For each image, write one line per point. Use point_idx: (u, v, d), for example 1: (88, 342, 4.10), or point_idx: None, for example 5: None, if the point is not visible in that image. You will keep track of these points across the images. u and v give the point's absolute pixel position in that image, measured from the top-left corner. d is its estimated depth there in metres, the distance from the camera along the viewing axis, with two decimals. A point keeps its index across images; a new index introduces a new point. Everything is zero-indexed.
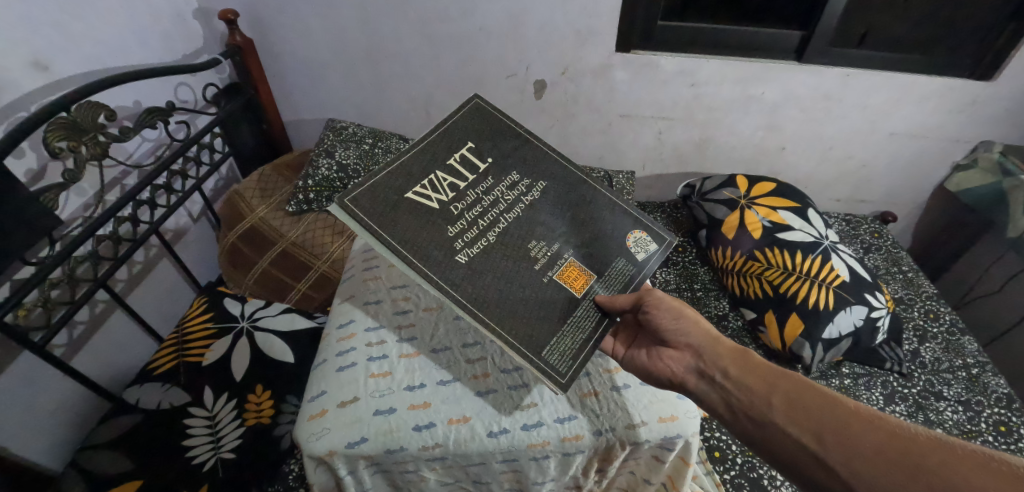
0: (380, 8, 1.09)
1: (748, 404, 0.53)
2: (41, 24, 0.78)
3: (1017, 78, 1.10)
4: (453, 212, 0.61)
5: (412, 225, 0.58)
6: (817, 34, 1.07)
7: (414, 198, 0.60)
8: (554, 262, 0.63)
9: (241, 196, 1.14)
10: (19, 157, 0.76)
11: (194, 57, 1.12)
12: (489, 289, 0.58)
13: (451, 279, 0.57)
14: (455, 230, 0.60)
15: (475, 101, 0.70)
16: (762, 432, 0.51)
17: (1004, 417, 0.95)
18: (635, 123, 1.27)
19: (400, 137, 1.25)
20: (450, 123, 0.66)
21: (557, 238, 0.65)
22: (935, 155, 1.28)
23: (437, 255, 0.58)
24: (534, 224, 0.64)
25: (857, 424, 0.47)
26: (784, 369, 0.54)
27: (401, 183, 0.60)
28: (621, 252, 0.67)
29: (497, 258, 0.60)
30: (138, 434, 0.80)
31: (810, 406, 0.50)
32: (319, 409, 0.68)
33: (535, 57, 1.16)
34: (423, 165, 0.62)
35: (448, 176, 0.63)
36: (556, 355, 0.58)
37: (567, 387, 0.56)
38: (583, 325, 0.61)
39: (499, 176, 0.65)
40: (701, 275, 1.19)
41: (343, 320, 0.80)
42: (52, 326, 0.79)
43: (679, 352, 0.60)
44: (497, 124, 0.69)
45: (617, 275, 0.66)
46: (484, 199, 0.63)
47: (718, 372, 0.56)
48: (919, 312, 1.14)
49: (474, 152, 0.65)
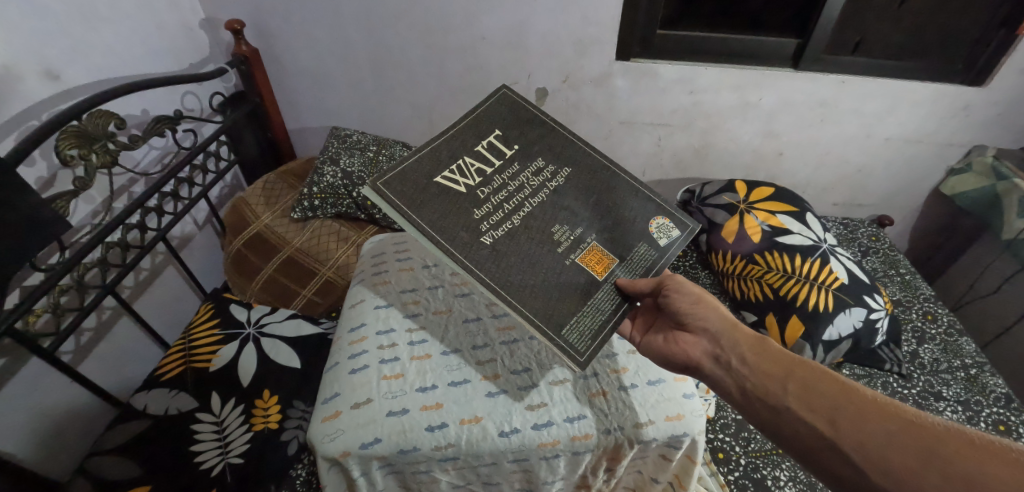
0: (385, 19, 1.12)
1: (763, 389, 0.54)
2: (52, 34, 0.80)
3: (1008, 85, 1.13)
4: (479, 195, 0.63)
5: (439, 208, 0.61)
6: (812, 42, 1.10)
7: (443, 181, 0.62)
8: (576, 246, 0.64)
9: (246, 204, 1.16)
10: (30, 165, 0.77)
11: (199, 66, 1.14)
12: (509, 274, 0.60)
13: (476, 260, 0.59)
14: (481, 213, 0.62)
15: (503, 92, 0.73)
16: (775, 416, 0.52)
17: (1004, 417, 0.96)
18: (635, 130, 1.29)
19: (403, 144, 1.27)
20: (477, 113, 0.69)
21: (580, 224, 0.66)
22: (929, 159, 1.30)
23: (464, 236, 0.60)
24: (555, 212, 0.66)
25: (871, 411, 0.48)
26: (800, 357, 0.56)
27: (431, 167, 0.63)
28: (643, 238, 0.68)
29: (517, 247, 0.62)
30: (146, 440, 0.80)
31: (825, 391, 0.51)
32: (333, 410, 0.69)
33: (536, 66, 1.18)
34: (451, 152, 0.65)
35: (475, 162, 0.65)
36: (576, 335, 0.59)
37: (585, 366, 0.57)
38: (603, 308, 0.61)
39: (525, 162, 0.68)
40: (702, 279, 1.21)
41: (355, 323, 0.81)
42: (63, 332, 0.79)
43: (695, 336, 0.61)
44: (524, 113, 0.71)
45: (638, 260, 0.66)
46: (510, 184, 0.65)
47: (735, 357, 0.57)
48: (917, 314, 1.16)
49: (500, 140, 0.68)
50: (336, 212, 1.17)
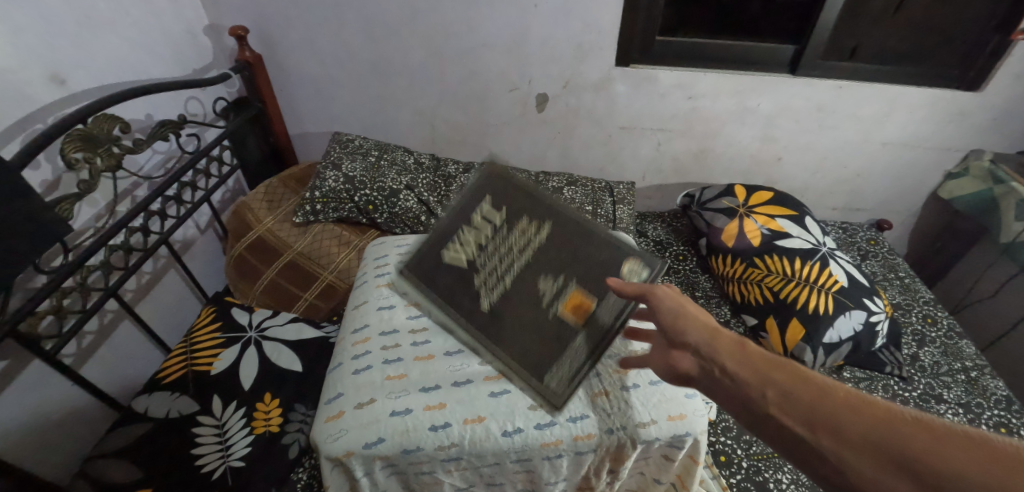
0: (387, 26, 1.13)
1: (748, 399, 0.49)
2: (58, 39, 0.80)
3: (1004, 89, 1.14)
4: (478, 264, 0.65)
5: (449, 282, 0.65)
6: (809, 48, 1.11)
7: (449, 259, 0.65)
8: (556, 293, 0.63)
9: (248, 208, 1.15)
10: (35, 169, 0.78)
11: (203, 72, 1.15)
12: (502, 331, 0.63)
13: (478, 324, 0.63)
14: (481, 280, 0.65)
15: (493, 161, 0.70)
16: (763, 428, 0.47)
17: (1005, 419, 0.96)
18: (636, 135, 1.30)
19: (405, 150, 1.29)
20: (472, 182, 0.67)
21: (563, 271, 0.64)
22: (927, 164, 1.32)
23: (468, 303, 0.64)
24: (540, 265, 0.64)
25: (861, 416, 0.43)
26: (783, 358, 0.51)
27: (437, 245, 0.67)
28: (615, 283, 0.63)
29: (514, 299, 0.64)
30: (147, 443, 0.80)
31: (812, 397, 0.46)
32: (337, 410, 0.69)
33: (537, 72, 1.20)
34: (453, 223, 0.67)
35: (474, 231, 0.66)
36: (554, 381, 0.61)
37: (559, 412, 0.60)
38: (576, 353, 0.61)
39: (513, 222, 0.65)
40: (702, 283, 1.20)
41: (357, 324, 0.81)
42: (65, 334, 0.79)
43: (674, 347, 0.57)
44: (513, 179, 0.67)
45: (612, 304, 0.62)
46: (503, 248, 0.65)
47: (716, 366, 0.52)
48: (917, 317, 1.16)
49: (491, 206, 0.66)
50: (338, 216, 1.15)
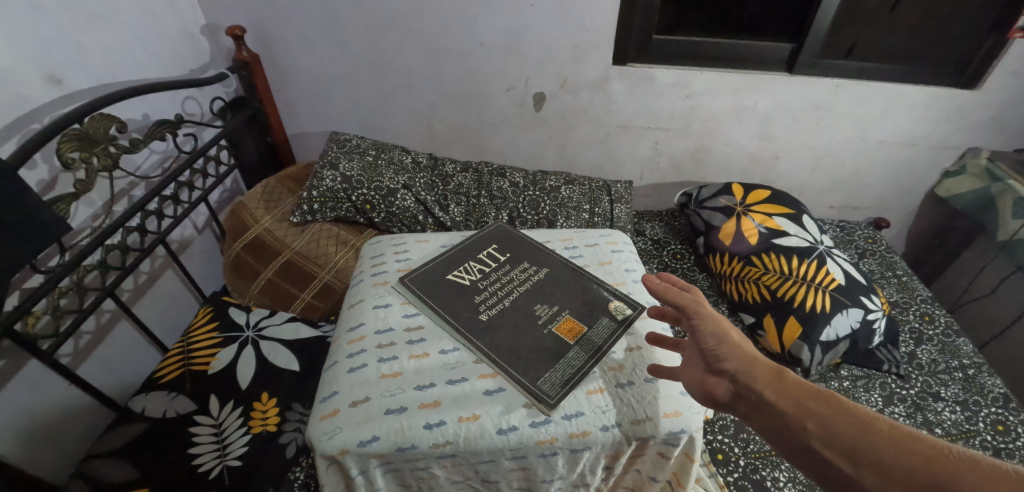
0: (385, 26, 1.13)
1: (787, 430, 0.49)
2: (54, 39, 0.80)
3: (1001, 87, 1.14)
4: (478, 286, 0.85)
5: (448, 296, 0.83)
6: (806, 47, 1.12)
7: (451, 279, 0.86)
8: (554, 318, 0.80)
9: (246, 208, 1.14)
10: (32, 168, 0.78)
11: (200, 72, 1.15)
12: (497, 342, 0.76)
13: (475, 331, 0.77)
14: (480, 298, 0.83)
15: (500, 224, 1.00)
16: (804, 460, 0.47)
17: (1002, 416, 0.96)
18: (633, 134, 1.30)
19: (402, 149, 1.28)
20: (479, 234, 0.96)
21: (559, 302, 0.82)
22: (924, 163, 1.32)
23: (467, 315, 0.80)
24: (538, 296, 0.83)
25: (902, 450, 0.44)
26: (825, 389, 0.50)
27: (444, 269, 0.88)
28: (605, 312, 0.81)
29: (508, 314, 0.80)
30: (143, 442, 0.80)
31: (854, 431, 0.46)
32: (332, 409, 0.69)
33: (534, 72, 1.20)
34: (460, 258, 0.90)
35: (477, 264, 0.89)
36: (548, 384, 0.70)
37: (554, 409, 0.68)
38: (573, 363, 0.73)
39: (515, 264, 0.90)
40: (700, 282, 1.19)
41: (354, 323, 0.81)
42: (61, 334, 0.79)
43: (710, 368, 0.58)
44: (517, 236, 0.97)
45: (603, 327, 0.79)
46: (504, 278, 0.87)
47: (752, 388, 0.53)
48: (914, 315, 1.16)
49: (497, 251, 0.93)
50: (336, 216, 1.15)
